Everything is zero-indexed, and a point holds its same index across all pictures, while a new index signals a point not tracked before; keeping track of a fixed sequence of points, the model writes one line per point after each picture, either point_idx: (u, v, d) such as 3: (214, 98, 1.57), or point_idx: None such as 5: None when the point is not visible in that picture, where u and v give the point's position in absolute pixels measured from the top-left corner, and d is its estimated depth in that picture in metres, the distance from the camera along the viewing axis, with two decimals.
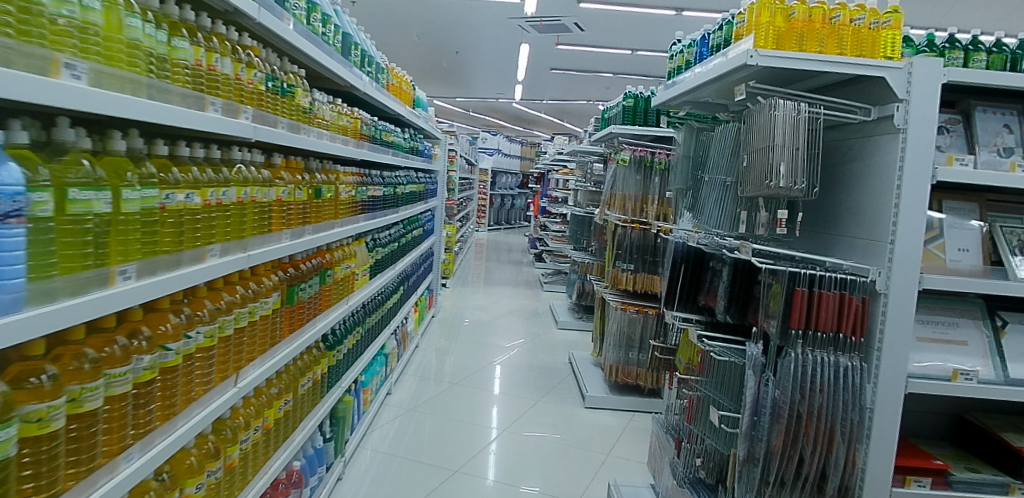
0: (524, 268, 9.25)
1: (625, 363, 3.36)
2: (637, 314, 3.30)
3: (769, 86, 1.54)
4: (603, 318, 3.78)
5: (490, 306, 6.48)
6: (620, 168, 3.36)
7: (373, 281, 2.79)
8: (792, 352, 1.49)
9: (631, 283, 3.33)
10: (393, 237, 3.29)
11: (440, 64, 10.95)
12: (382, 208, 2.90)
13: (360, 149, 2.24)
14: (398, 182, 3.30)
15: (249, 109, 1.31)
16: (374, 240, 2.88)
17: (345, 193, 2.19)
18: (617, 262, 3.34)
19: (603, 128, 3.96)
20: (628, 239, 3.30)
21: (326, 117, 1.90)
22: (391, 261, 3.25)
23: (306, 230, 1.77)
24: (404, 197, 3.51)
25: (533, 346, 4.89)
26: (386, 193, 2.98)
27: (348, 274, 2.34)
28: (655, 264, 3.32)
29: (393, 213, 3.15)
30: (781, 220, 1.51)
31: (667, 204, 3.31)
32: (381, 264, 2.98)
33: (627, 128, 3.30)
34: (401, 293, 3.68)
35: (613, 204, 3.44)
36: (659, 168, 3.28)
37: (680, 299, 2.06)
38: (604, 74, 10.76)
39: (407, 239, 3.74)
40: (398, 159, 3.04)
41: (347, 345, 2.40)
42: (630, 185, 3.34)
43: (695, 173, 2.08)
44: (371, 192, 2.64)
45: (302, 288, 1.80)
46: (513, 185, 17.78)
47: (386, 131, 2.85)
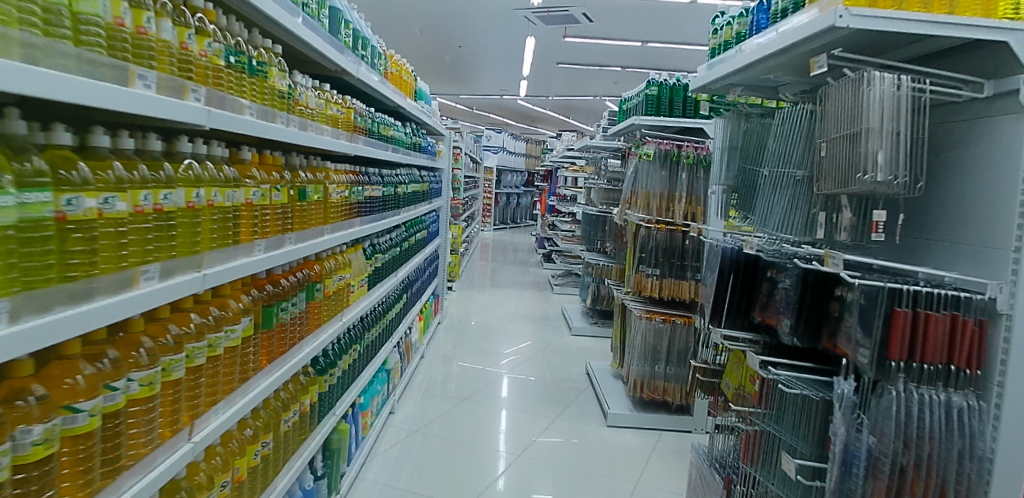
0: (532, 269, 8.93)
1: (650, 378, 3.05)
2: (664, 324, 3.00)
3: (856, 55, 1.22)
4: (624, 327, 3.47)
5: (498, 310, 6.16)
6: (643, 162, 3.06)
7: (372, 292, 2.50)
8: (892, 389, 1.19)
9: (657, 289, 3.02)
10: (395, 242, 2.99)
11: (444, 59, 10.66)
12: (381, 210, 2.60)
13: (352, 144, 1.95)
14: (399, 182, 3.00)
15: (200, 88, 1.01)
16: (373, 247, 2.59)
17: (336, 194, 1.89)
18: (640, 266, 3.04)
19: (621, 120, 3.64)
20: (653, 241, 3.00)
21: (309, 104, 1.60)
22: (393, 268, 2.96)
23: (286, 239, 1.47)
24: (406, 198, 3.22)
25: (545, 354, 4.58)
26: (385, 194, 2.68)
27: (342, 287, 2.05)
28: (683, 268, 3.01)
29: (393, 215, 2.85)
30: (878, 224, 1.20)
31: (696, 201, 2.99)
32: (381, 272, 2.69)
33: (651, 119, 2.99)
34: (404, 302, 3.39)
35: (636, 202, 3.13)
36: (687, 162, 2.96)
37: (729, 314, 1.77)
38: (613, 67, 10.40)
39: (410, 244, 3.45)
40: (398, 156, 2.74)
41: (341, 368, 2.11)
42: (653, 181, 3.02)
43: (746, 168, 1.78)
44: (367, 193, 2.34)
45: (282, 309, 1.51)
46: (518, 184, 17.45)
47: (384, 123, 2.55)
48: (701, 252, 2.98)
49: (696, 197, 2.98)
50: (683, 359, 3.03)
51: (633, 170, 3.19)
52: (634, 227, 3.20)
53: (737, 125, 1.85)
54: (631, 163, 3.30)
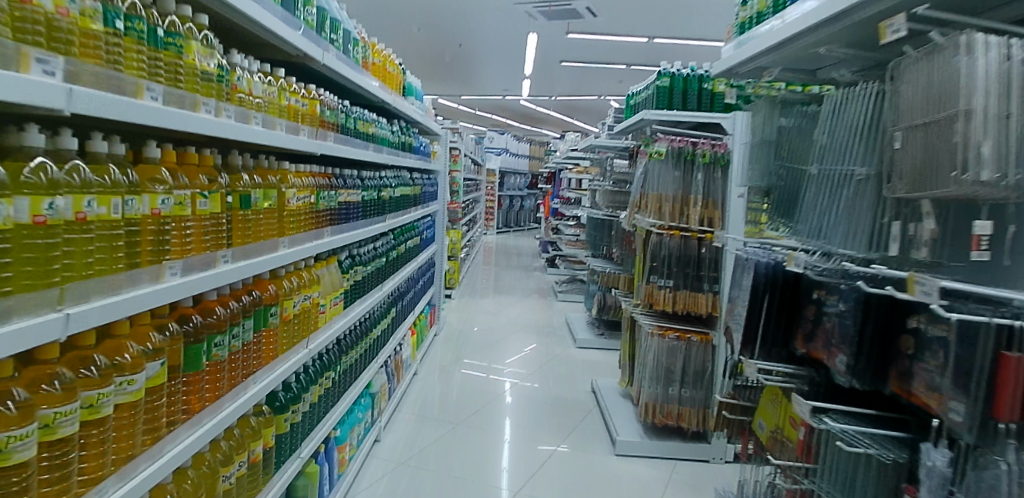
0: (536, 275, 8.60)
1: (664, 401, 2.76)
2: (678, 342, 2.71)
3: (947, 13, 0.93)
4: (634, 343, 3.18)
5: (499, 319, 5.85)
6: (654, 162, 2.78)
7: (350, 310, 2.22)
8: (1002, 461, 0.87)
9: (670, 302, 2.73)
10: (379, 251, 2.72)
11: (444, 58, 10.41)
12: (359, 217, 2.31)
13: (316, 141, 1.67)
14: (384, 186, 2.72)
15: (54, 58, 0.68)
16: (352, 258, 2.31)
17: (297, 200, 1.62)
18: (652, 277, 2.75)
19: (629, 116, 3.35)
20: (665, 249, 2.71)
21: (253, 91, 1.32)
22: (377, 281, 2.68)
23: (219, 257, 1.19)
24: (394, 203, 2.94)
25: (548, 369, 4.28)
26: (366, 199, 2.40)
27: (309, 309, 1.77)
28: (699, 279, 2.71)
29: (376, 223, 2.57)
30: (981, 239, 0.89)
31: (713, 205, 2.68)
32: (362, 286, 2.41)
33: (663, 113, 2.69)
34: (393, 315, 3.12)
35: (646, 206, 2.85)
36: (703, 161, 2.67)
37: (765, 343, 1.48)
38: (617, 65, 10.09)
39: (399, 252, 3.17)
40: (381, 156, 2.47)
41: (308, 402, 1.82)
42: (666, 182, 2.73)
43: (783, 166, 1.49)
44: (341, 197, 2.07)
45: (217, 343, 1.23)
46: (522, 186, 17.16)
47: (363, 119, 2.27)
48: (719, 261, 2.68)
49: (713, 200, 2.68)
50: (700, 381, 2.74)
51: (642, 171, 2.91)
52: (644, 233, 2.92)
53: (770, 117, 1.56)
54: (640, 163, 3.02)
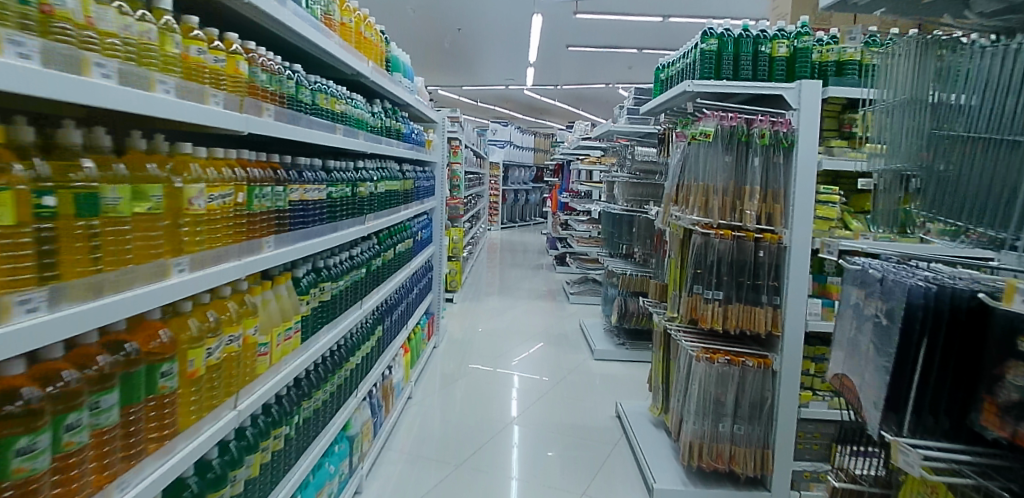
0: (543, 274, 8.09)
1: (712, 439, 2.26)
2: (729, 367, 2.23)
3: None
4: (670, 364, 2.67)
5: (507, 325, 5.33)
6: (696, 145, 2.27)
7: (311, 343, 1.71)
8: None
9: (720, 319, 2.23)
10: (357, 261, 2.21)
11: (444, 44, 9.86)
12: (325, 220, 1.80)
13: (235, 115, 1.14)
14: (362, 180, 2.20)
15: None
16: (316, 274, 1.80)
17: (209, 201, 1.09)
18: (697, 287, 2.26)
19: (659, 92, 2.84)
20: (713, 254, 2.22)
21: (94, 22, 0.78)
22: (354, 299, 2.17)
23: (11, 304, 0.61)
24: (377, 201, 2.42)
25: (564, 384, 3.77)
26: (334, 198, 1.88)
27: (237, 356, 1.24)
28: (757, 291, 2.23)
29: (350, 226, 2.05)
30: None
31: (774, 198, 2.21)
32: (331, 308, 1.90)
33: (711, 83, 2.18)
34: (379, 337, 2.61)
35: (688, 200, 2.34)
36: (762, 143, 2.18)
37: (921, 411, 0.96)
38: (627, 48, 9.50)
39: (385, 261, 2.65)
40: (353, 141, 1.94)
41: (243, 481, 1.29)
42: (713, 169, 2.22)
43: (949, 133, 0.97)
44: (294, 194, 1.55)
45: (31, 446, 0.66)
46: (527, 180, 16.63)
47: (327, 94, 1.76)
48: (781, 268, 2.23)
49: (774, 191, 2.21)
50: (757, 414, 2.26)
51: (681, 156, 2.41)
52: (684, 235, 2.45)
53: (916, 68, 1.09)
54: (677, 147, 2.50)
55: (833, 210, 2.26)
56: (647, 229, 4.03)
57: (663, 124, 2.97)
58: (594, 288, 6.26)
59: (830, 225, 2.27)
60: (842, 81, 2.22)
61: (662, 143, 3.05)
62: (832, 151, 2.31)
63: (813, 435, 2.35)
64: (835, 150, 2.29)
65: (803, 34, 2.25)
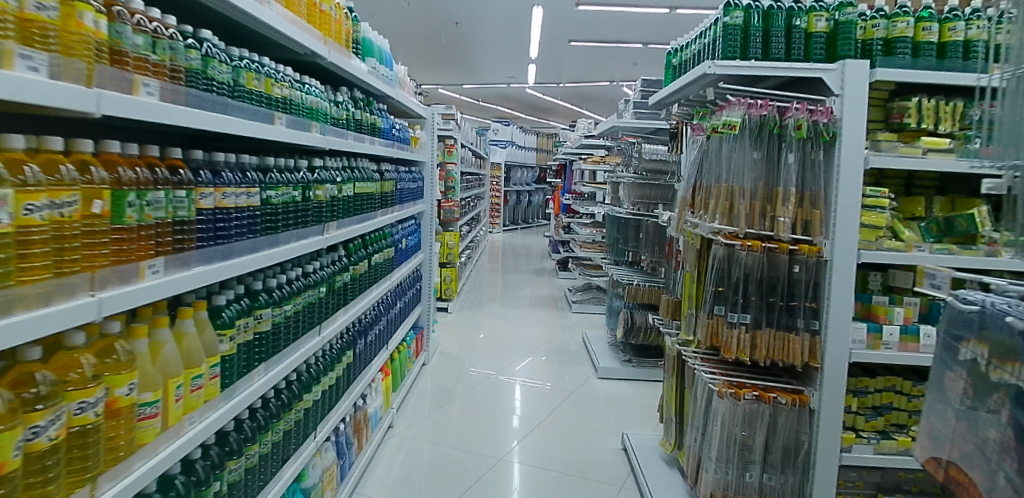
0: (545, 279, 7.74)
1: (736, 491, 1.90)
2: (757, 404, 1.87)
3: None
4: (685, 393, 2.32)
5: (504, 336, 4.97)
6: (716, 138, 1.93)
7: (239, 386, 1.37)
8: None
9: (747, 349, 1.87)
10: (313, 279, 1.85)
11: (442, 39, 9.52)
12: (258, 232, 1.45)
13: (72, 86, 0.77)
14: (319, 182, 1.85)
15: None
16: (249, 300, 1.45)
17: (23, 213, 0.70)
18: (720, 308, 1.91)
19: (671, 80, 2.49)
20: (739, 269, 1.86)
21: None
22: (309, 325, 1.82)
23: None
24: (342, 207, 2.08)
25: (564, 406, 3.41)
26: (274, 204, 1.53)
27: (92, 431, 0.85)
28: (792, 313, 1.87)
29: (301, 239, 1.70)
30: None
31: (811, 203, 1.85)
32: (272, 341, 1.55)
33: (736, 64, 1.83)
34: (349, 363, 2.25)
35: (709, 206, 1.99)
36: (798, 136, 1.81)
37: None
38: (632, 43, 9.14)
39: (355, 275, 2.30)
40: (298, 133, 1.59)
41: None
42: (739, 167, 1.86)
43: None
44: (204, 201, 1.21)
45: None
46: (529, 180, 16.28)
47: (259, 75, 1.41)
48: (819, 286, 1.88)
49: (812, 193, 1.86)
50: (790, 462, 1.93)
51: (702, 154, 2.06)
52: (705, 245, 2.10)
53: None
54: (694, 143, 2.14)
55: (882, 217, 1.89)
56: (655, 234, 3.64)
57: (674, 117, 2.60)
58: (598, 296, 5.89)
59: (878, 234, 1.90)
60: (892, 61, 1.90)
61: (674, 139, 2.69)
62: (879, 147, 1.95)
63: (855, 484, 2.01)
64: (883, 144, 1.93)
65: (845, 5, 1.89)
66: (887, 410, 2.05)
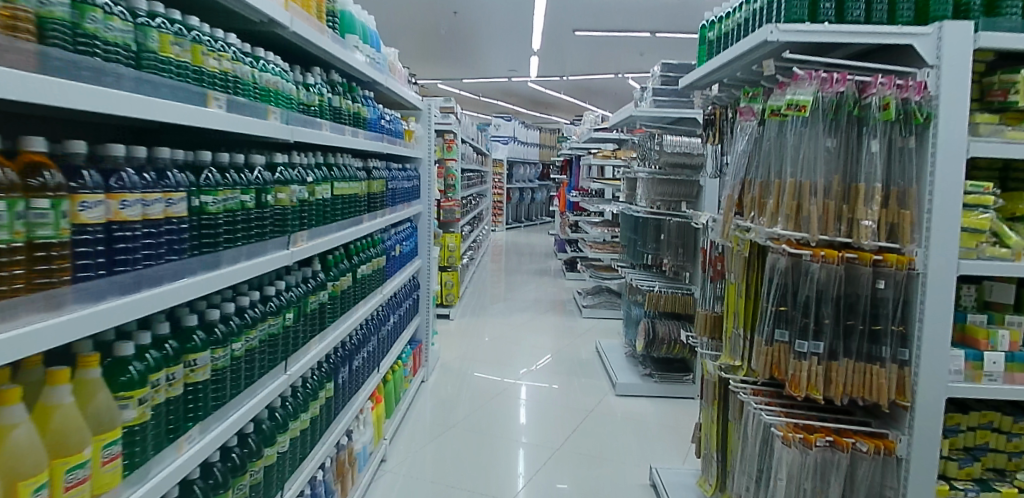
0: (552, 280, 7.38)
1: None
2: (832, 451, 1.50)
3: None
4: (728, 426, 1.96)
5: (511, 346, 4.59)
6: (776, 123, 1.55)
7: (158, 462, 1.00)
8: None
9: (820, 384, 1.49)
10: (276, 304, 1.48)
11: (440, 28, 9.10)
12: (186, 251, 1.06)
13: None
14: (284, 182, 1.48)
15: None
16: (175, 343, 1.07)
17: None
18: (784, 334, 1.54)
19: (707, 57, 2.11)
20: (810, 285, 1.49)
21: None
22: (272, 361, 1.45)
23: None
24: (314, 212, 1.70)
25: (581, 428, 3.05)
26: (216, 213, 1.15)
27: None
28: (876, 339, 1.49)
29: (256, 256, 1.33)
30: None
31: (900, 201, 1.48)
32: (215, 391, 1.18)
33: (805, 29, 1.45)
34: (329, 397, 1.88)
35: (764, 206, 1.63)
36: (883, 119, 1.42)
37: None
38: (641, 31, 8.71)
39: (335, 294, 1.93)
40: (244, 119, 1.21)
41: None
42: (812, 157, 1.48)
43: None
44: (87, 214, 0.79)
45: None
46: (533, 176, 15.90)
47: (183, 40, 1.04)
48: (908, 306, 1.51)
49: (901, 190, 1.48)
50: None
51: (759, 143, 1.68)
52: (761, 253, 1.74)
53: None
54: (748, 128, 1.75)
55: (985, 218, 1.51)
56: (679, 235, 3.27)
57: (715, 97, 2.18)
58: (610, 299, 5.52)
59: (980, 240, 1.53)
60: (998, 23, 1.51)
61: (712, 123, 2.26)
62: (977, 132, 1.56)
63: None
64: (983, 128, 1.55)
65: None
66: (983, 453, 1.69)
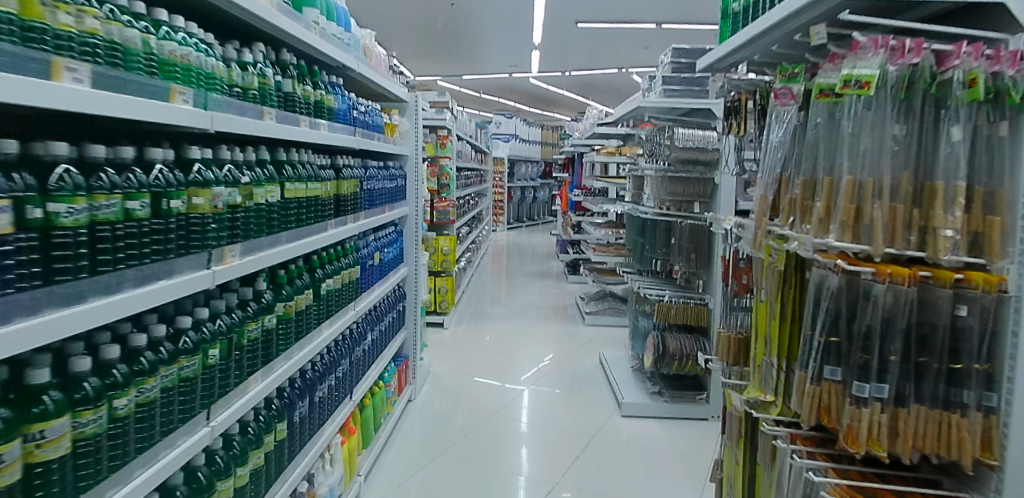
0: (554, 283, 7.08)
1: None
2: None
3: None
4: (756, 470, 1.65)
5: (509, 356, 4.28)
6: (823, 106, 1.28)
7: None
8: None
9: (885, 439, 1.17)
10: (193, 339, 1.15)
11: (438, 22, 8.81)
12: (13, 284, 0.68)
13: None
14: (205, 183, 1.16)
15: None
16: (8, 413, 0.72)
17: None
18: (835, 372, 1.24)
19: (729, 32, 1.81)
20: (873, 313, 1.17)
21: None
22: (185, 411, 1.12)
23: None
24: (253, 221, 1.38)
25: (586, 452, 2.74)
26: (80, 227, 0.81)
27: None
28: (959, 379, 1.14)
29: (156, 283, 1.00)
30: None
31: (981, 203, 1.13)
32: (76, 472, 0.83)
33: None
34: (280, 439, 1.57)
35: (808, 212, 1.33)
36: (967, 100, 1.09)
37: None
38: (647, 24, 8.37)
39: (288, 316, 1.61)
40: (121, 104, 0.86)
41: None
42: (880, 147, 1.15)
43: None
44: None
45: None
46: (535, 175, 15.60)
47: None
48: (996, 339, 1.14)
49: (987, 191, 1.13)
50: None
51: (808, 133, 1.36)
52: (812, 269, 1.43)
53: None
54: (792, 111, 1.42)
55: None
56: (691, 239, 2.95)
57: (741, 77, 1.82)
58: (615, 305, 5.19)
59: None
60: None
61: (737, 111, 1.90)
62: None
63: None
64: None
65: None
66: None
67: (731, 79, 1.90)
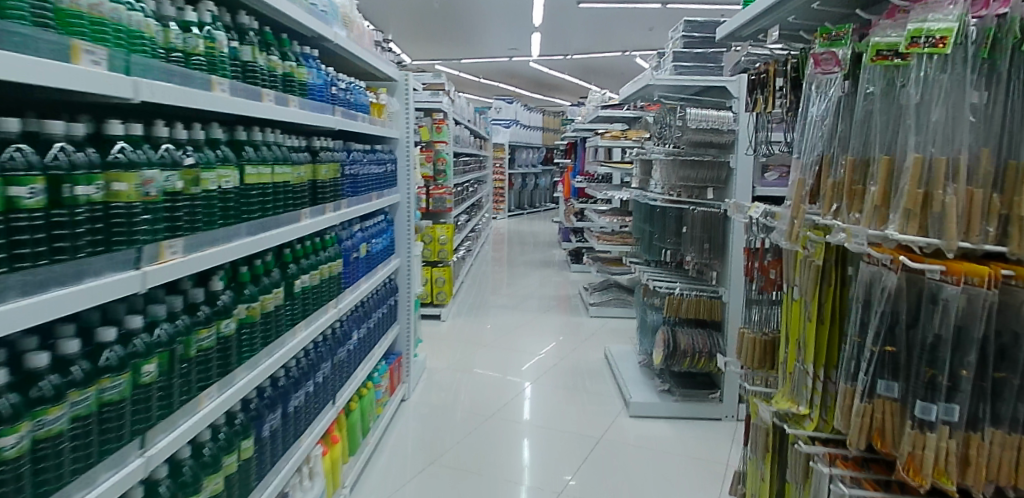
0: (556, 273, 6.88)
1: None
2: None
3: None
4: (784, 487, 1.46)
5: (510, 350, 4.10)
6: (878, 72, 1.06)
7: None
8: None
9: (953, 470, 0.96)
10: (120, 355, 0.94)
11: (434, 4, 8.47)
12: None
13: None
14: (134, 165, 0.96)
15: None
16: None
17: None
18: (892, 387, 1.04)
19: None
20: (942, 320, 0.96)
21: None
22: (113, 441, 0.92)
23: None
24: (201, 213, 1.18)
25: (594, 454, 2.58)
26: None
27: None
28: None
29: (58, 290, 0.77)
30: None
31: None
32: None
33: None
34: (246, 459, 1.39)
35: (857, 198, 1.12)
36: None
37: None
38: (651, 3, 8.05)
39: (249, 319, 1.41)
40: (22, 63, 0.64)
41: None
42: (955, 117, 0.93)
43: None
44: None
45: None
46: (536, 162, 15.32)
47: None
48: None
49: None
50: None
51: (858, 104, 1.14)
52: (857, 262, 1.26)
53: None
54: (837, 83, 1.21)
55: None
56: (704, 227, 2.73)
57: (769, 45, 1.58)
58: (619, 296, 5.00)
59: None
60: None
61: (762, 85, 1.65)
62: None
63: None
64: None
65: None
66: None
67: (758, 48, 1.65)
